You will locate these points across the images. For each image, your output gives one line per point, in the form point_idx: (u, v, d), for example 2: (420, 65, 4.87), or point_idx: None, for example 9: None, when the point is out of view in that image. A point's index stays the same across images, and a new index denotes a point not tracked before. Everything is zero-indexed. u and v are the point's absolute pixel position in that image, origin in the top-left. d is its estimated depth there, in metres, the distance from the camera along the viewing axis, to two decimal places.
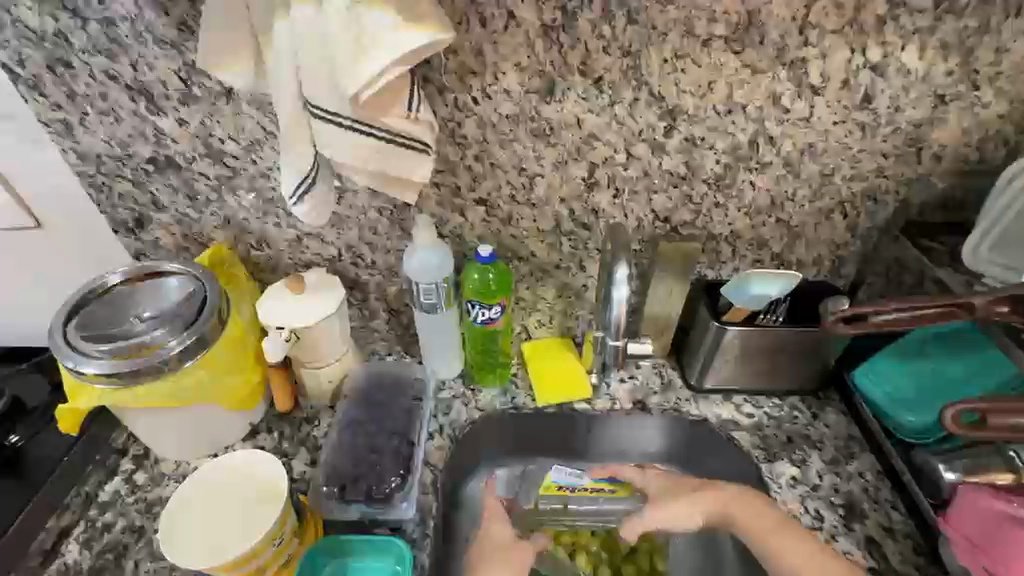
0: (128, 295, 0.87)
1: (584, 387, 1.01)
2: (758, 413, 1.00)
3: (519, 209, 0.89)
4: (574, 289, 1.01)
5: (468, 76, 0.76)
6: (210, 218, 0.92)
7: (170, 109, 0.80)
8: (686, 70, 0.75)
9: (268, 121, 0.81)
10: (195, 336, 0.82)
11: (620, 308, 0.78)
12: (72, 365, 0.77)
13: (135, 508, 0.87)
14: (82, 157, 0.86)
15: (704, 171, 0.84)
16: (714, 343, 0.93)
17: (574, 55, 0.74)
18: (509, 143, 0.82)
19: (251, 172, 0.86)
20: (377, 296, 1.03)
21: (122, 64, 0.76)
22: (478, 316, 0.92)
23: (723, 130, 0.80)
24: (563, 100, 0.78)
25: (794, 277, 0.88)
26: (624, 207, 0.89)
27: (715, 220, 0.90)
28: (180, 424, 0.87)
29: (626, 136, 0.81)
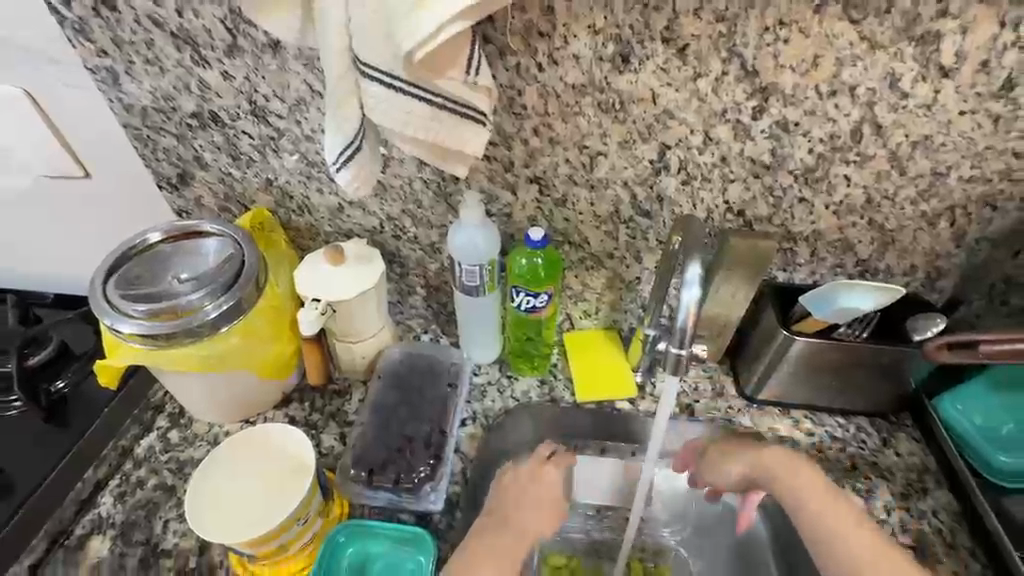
0: (166, 253, 0.85)
1: (629, 388, 0.95)
2: (819, 432, 0.91)
3: (576, 189, 0.82)
4: (626, 281, 0.94)
5: (534, 38, 0.67)
6: (252, 178, 0.89)
7: (214, 61, 0.75)
8: (789, 41, 0.64)
9: (315, 79, 0.75)
10: (231, 302, 0.80)
11: (689, 313, 0.66)
12: (111, 323, 0.77)
13: (168, 466, 0.87)
14: (127, 108, 0.83)
15: (793, 161, 0.74)
16: (779, 353, 0.85)
17: (658, 19, 0.64)
18: (572, 116, 0.73)
19: (296, 133, 0.82)
20: (417, 273, 0.99)
21: (167, 9, 0.71)
22: (523, 304, 0.85)
23: (823, 115, 0.69)
24: (638, 70, 0.68)
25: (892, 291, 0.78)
26: (693, 195, 0.80)
27: (797, 218, 0.80)
28: (214, 389, 0.86)
29: (706, 116, 0.71)
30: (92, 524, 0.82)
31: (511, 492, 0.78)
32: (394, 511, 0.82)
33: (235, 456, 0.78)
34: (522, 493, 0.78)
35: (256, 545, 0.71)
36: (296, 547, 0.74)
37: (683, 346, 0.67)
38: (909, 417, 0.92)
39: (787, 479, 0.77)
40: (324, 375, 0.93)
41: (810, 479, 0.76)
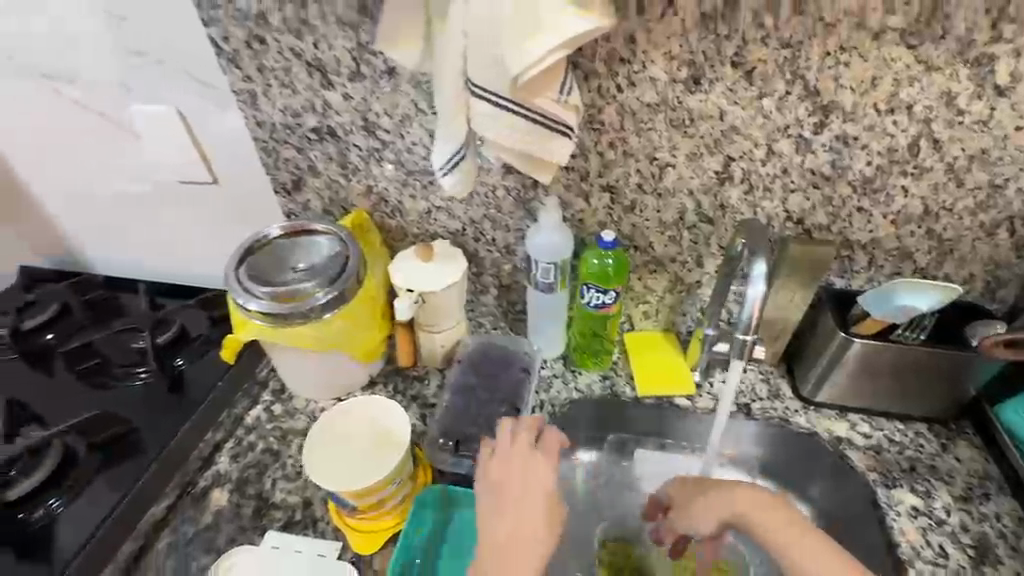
0: (284, 246, 0.98)
1: (687, 384, 1.02)
2: (876, 435, 0.94)
3: (644, 198, 0.90)
4: (687, 284, 1.01)
5: (616, 63, 0.76)
6: (356, 185, 1.02)
7: (338, 84, 0.89)
8: (850, 64, 0.71)
9: (423, 100, 0.88)
10: (337, 291, 0.92)
11: (752, 308, 0.70)
12: (241, 302, 0.90)
13: (273, 434, 0.99)
14: (259, 124, 0.97)
15: (851, 172, 0.80)
16: (836, 354, 0.89)
17: (729, 46, 0.72)
18: (645, 131, 0.83)
19: (398, 146, 0.95)
20: (491, 272, 1.09)
21: (306, 42, 0.85)
22: (592, 300, 0.94)
23: (882, 130, 0.75)
24: (708, 91, 0.77)
25: (951, 291, 0.81)
26: (755, 204, 0.87)
27: (855, 226, 0.86)
28: (316, 367, 0.98)
29: (769, 131, 0.79)
30: (212, 478, 0.95)
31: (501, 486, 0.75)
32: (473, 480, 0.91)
33: (334, 426, 0.88)
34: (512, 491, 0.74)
35: (360, 496, 0.80)
36: (390, 505, 0.84)
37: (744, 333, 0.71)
38: (970, 424, 0.94)
39: (763, 521, 0.77)
40: (415, 359, 1.05)
41: (786, 522, 0.76)
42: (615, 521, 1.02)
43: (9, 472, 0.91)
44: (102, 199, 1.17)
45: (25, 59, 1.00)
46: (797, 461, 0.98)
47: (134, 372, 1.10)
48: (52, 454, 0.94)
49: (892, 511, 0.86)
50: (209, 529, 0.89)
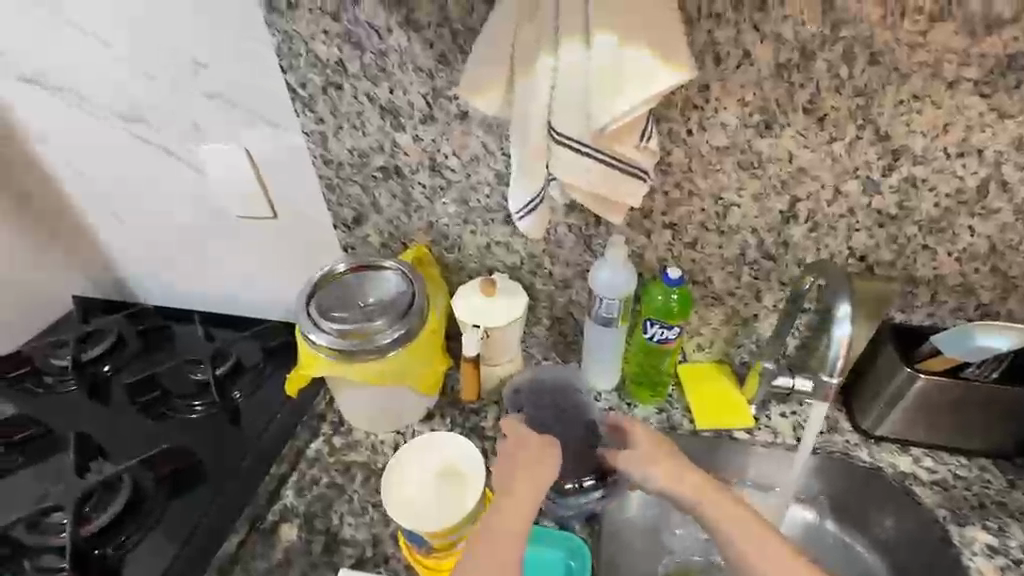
0: (349, 283, 1.00)
1: (745, 417, 1.02)
2: (941, 469, 0.94)
3: (706, 235, 0.92)
4: (743, 317, 1.01)
5: (688, 109, 0.79)
6: (417, 222, 1.04)
7: (410, 126, 0.92)
8: (923, 112, 0.73)
9: (493, 142, 0.91)
10: (404, 329, 0.93)
11: (840, 345, 0.73)
12: (311, 336, 0.92)
13: (336, 467, 1.00)
14: (327, 163, 1.00)
15: (918, 213, 0.82)
16: (902, 389, 0.90)
17: (803, 94, 0.75)
18: (713, 172, 0.85)
19: (463, 184, 0.97)
20: (546, 305, 1.10)
21: (382, 88, 0.89)
22: (654, 335, 0.96)
23: (951, 173, 0.77)
24: (779, 135, 0.79)
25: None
26: (819, 241, 0.88)
27: (919, 263, 0.87)
28: (377, 400, 0.99)
29: (838, 173, 0.81)
30: (280, 512, 0.95)
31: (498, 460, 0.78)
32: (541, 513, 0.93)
33: (412, 461, 0.89)
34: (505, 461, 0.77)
35: (437, 536, 0.82)
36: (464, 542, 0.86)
37: (830, 375, 0.74)
38: None
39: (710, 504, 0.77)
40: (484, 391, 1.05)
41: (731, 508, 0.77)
42: (677, 559, 1.01)
43: (84, 507, 0.93)
44: (162, 233, 1.20)
45: (102, 102, 1.04)
46: (863, 498, 0.96)
47: (193, 404, 1.11)
48: (123, 489, 0.95)
49: (967, 550, 0.86)
50: (281, 565, 0.90)
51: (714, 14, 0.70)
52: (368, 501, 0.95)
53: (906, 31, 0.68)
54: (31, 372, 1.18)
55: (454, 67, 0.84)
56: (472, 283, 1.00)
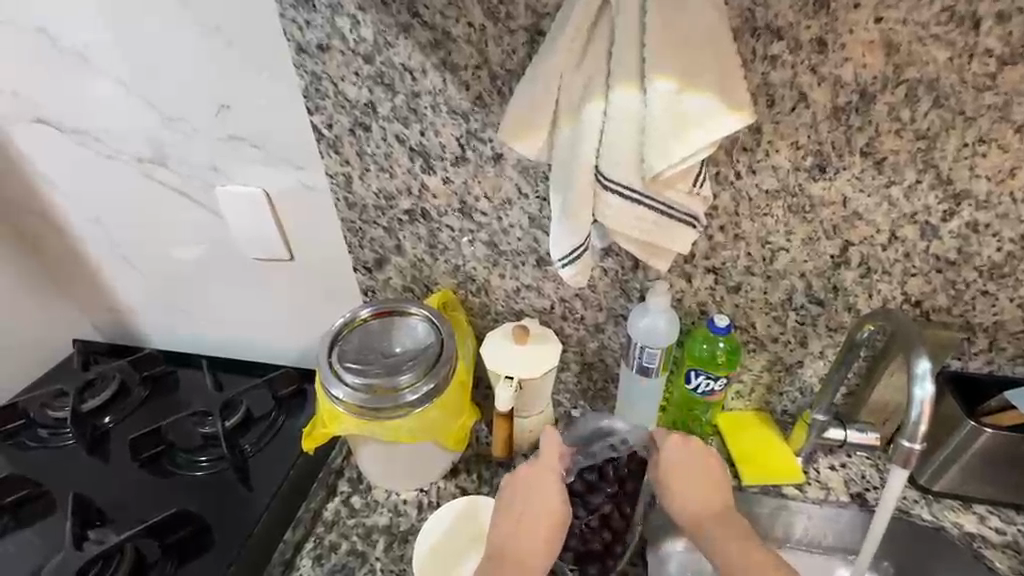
0: (373, 330, 0.95)
1: (795, 472, 0.95)
2: (1010, 529, 0.87)
3: (751, 279, 0.87)
4: (786, 364, 0.95)
5: (738, 151, 0.75)
6: (442, 265, 0.99)
7: (440, 168, 0.88)
8: (987, 155, 0.70)
9: (527, 184, 0.87)
10: (433, 383, 0.87)
11: (920, 406, 0.69)
12: (335, 393, 0.86)
13: (356, 532, 0.93)
14: (350, 205, 0.96)
15: (979, 258, 0.78)
16: (966, 444, 0.83)
17: (860, 137, 0.72)
18: (760, 217, 0.81)
19: (494, 227, 0.93)
20: (575, 350, 1.03)
21: (413, 129, 0.86)
22: (700, 387, 0.90)
23: (1015, 218, 0.74)
24: (833, 179, 0.75)
25: None
26: (871, 286, 0.83)
27: (978, 309, 0.82)
28: (402, 459, 0.92)
29: (895, 218, 0.77)
30: None
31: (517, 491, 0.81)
32: None
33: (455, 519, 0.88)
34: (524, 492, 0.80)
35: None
36: None
37: (914, 440, 0.69)
38: None
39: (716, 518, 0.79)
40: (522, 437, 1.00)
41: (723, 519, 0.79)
42: None
43: None
44: (172, 276, 1.15)
45: (117, 144, 1.00)
46: (924, 558, 0.90)
47: (198, 461, 1.03)
48: (125, 561, 0.89)
49: None
50: None
51: (769, 57, 0.68)
52: (392, 571, 0.88)
53: (973, 74, 0.66)
54: (27, 424, 1.11)
55: (490, 109, 0.81)
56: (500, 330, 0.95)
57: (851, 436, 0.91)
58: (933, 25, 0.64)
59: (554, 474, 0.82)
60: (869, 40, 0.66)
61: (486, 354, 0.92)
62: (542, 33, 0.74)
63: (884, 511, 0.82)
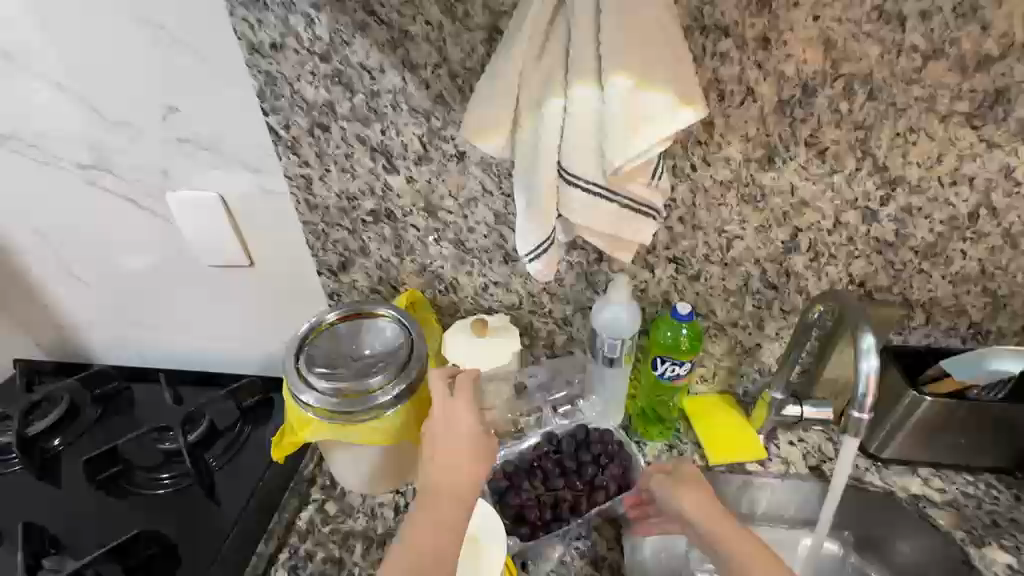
0: (342, 334, 0.93)
1: (758, 448, 0.99)
2: (951, 490, 0.94)
3: (710, 267, 0.91)
4: (746, 347, 0.99)
5: (692, 144, 0.79)
6: (408, 265, 0.98)
7: (403, 168, 0.88)
8: (918, 143, 0.76)
9: (491, 181, 0.88)
10: (406, 384, 0.86)
11: (867, 381, 0.74)
12: (304, 398, 0.84)
13: (332, 539, 0.92)
14: (311, 207, 0.94)
15: (914, 239, 0.84)
16: (909, 412, 0.90)
17: (804, 128, 0.76)
18: (716, 207, 0.84)
19: (459, 225, 0.93)
20: (544, 344, 1.04)
21: (373, 129, 0.85)
22: (665, 372, 0.93)
23: (944, 201, 0.80)
24: (781, 169, 0.79)
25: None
26: (820, 269, 0.88)
27: (915, 287, 0.88)
28: (376, 461, 0.91)
29: (838, 204, 0.82)
30: None
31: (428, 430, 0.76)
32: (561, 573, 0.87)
33: None
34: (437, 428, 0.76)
35: None
36: None
37: (863, 410, 0.75)
38: None
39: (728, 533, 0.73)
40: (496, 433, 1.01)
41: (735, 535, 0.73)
42: None
43: None
44: (124, 288, 1.09)
45: (57, 150, 0.94)
46: (871, 523, 0.97)
47: (160, 478, 0.99)
48: None
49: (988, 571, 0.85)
50: None
51: (718, 53, 0.71)
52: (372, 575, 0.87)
53: (902, 68, 0.71)
54: None
55: (452, 107, 0.82)
56: (448, 333, 0.94)
57: (806, 412, 0.95)
58: (865, 22, 0.69)
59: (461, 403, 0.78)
60: (809, 37, 0.70)
61: (461, 364, 0.92)
62: (501, 31, 0.75)
63: (841, 478, 0.87)
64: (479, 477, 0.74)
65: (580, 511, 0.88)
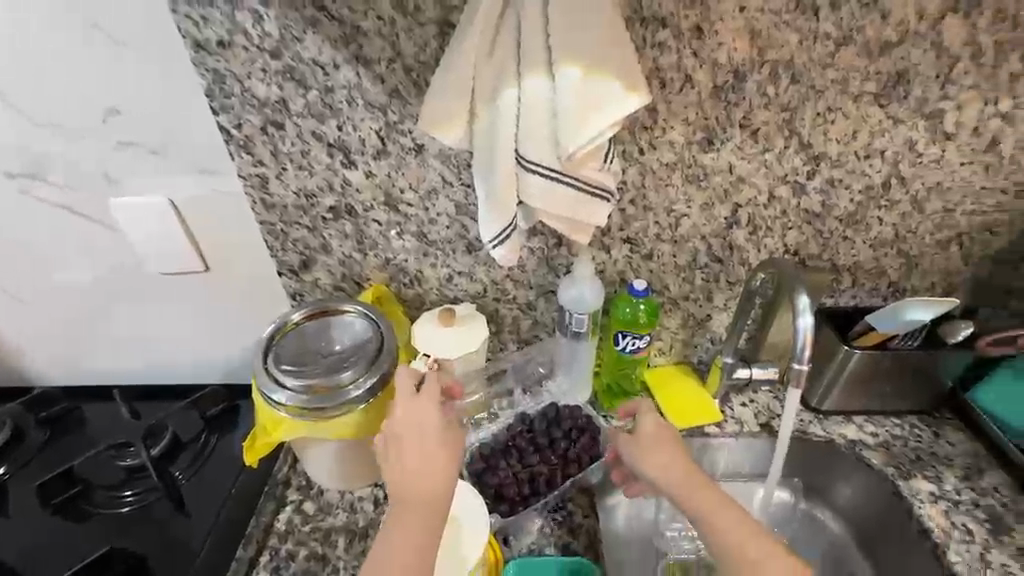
0: (309, 332, 0.93)
1: (714, 412, 1.07)
2: (882, 432, 1.04)
3: (661, 245, 0.97)
4: (698, 319, 1.06)
5: (639, 129, 0.84)
6: (372, 259, 0.99)
7: (362, 163, 0.89)
8: (836, 122, 0.84)
9: (450, 172, 0.90)
10: (378, 376, 0.87)
11: (804, 337, 0.82)
12: (276, 398, 0.85)
13: (313, 537, 0.92)
14: (268, 207, 0.93)
15: (837, 209, 0.93)
16: (843, 366, 0.99)
17: (738, 111, 0.83)
18: (664, 187, 0.90)
19: (421, 217, 0.95)
20: (511, 330, 1.08)
21: (329, 126, 0.85)
22: (627, 346, 0.99)
23: (861, 172, 0.89)
24: (720, 150, 0.86)
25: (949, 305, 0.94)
26: (759, 241, 0.96)
27: (841, 252, 0.98)
28: (353, 456, 0.92)
29: (771, 180, 0.89)
30: None
31: (394, 435, 0.76)
32: (541, 544, 0.91)
33: None
34: (404, 428, 0.76)
35: None
36: None
37: (800, 363, 0.82)
38: (948, 411, 1.07)
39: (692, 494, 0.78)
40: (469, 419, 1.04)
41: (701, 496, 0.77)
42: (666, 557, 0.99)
43: None
44: (68, 304, 1.04)
45: None
46: (814, 469, 1.08)
47: (123, 496, 0.96)
48: None
49: (916, 500, 0.95)
50: None
51: (657, 43, 0.77)
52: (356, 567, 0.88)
53: (818, 54, 0.79)
54: None
55: (408, 101, 0.83)
56: (416, 324, 0.97)
57: (755, 374, 1.03)
58: (785, 12, 0.76)
59: (426, 403, 0.78)
60: (736, 27, 0.76)
61: (434, 354, 0.95)
62: (452, 25, 0.77)
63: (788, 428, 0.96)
64: (450, 479, 0.74)
65: (553, 483, 0.92)
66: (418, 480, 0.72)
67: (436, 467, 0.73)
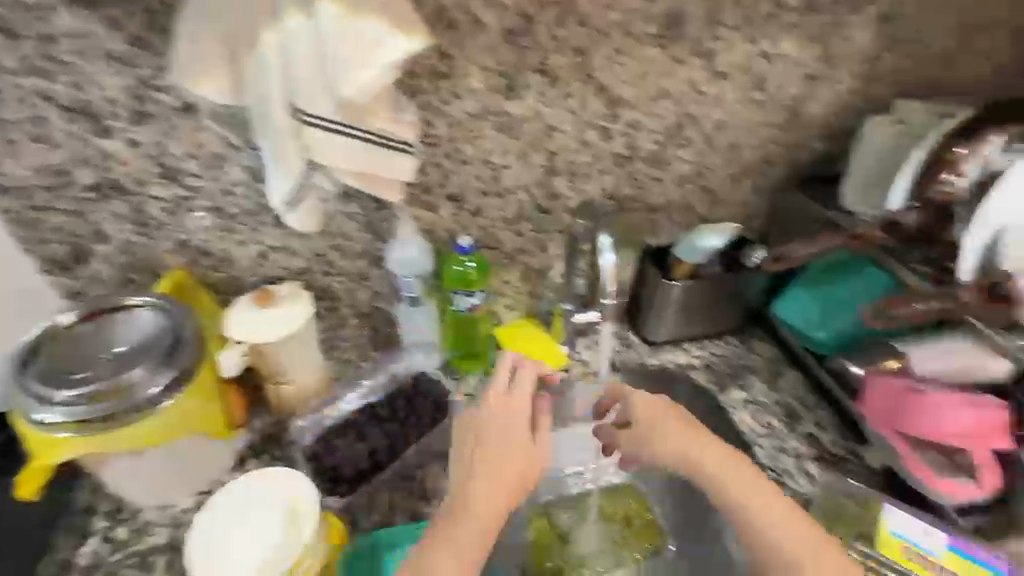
0: (85, 335, 0.81)
1: (562, 357, 1.08)
2: (705, 353, 1.15)
3: (485, 199, 0.96)
4: (538, 270, 1.08)
5: (437, 77, 0.82)
6: (163, 242, 0.86)
7: (119, 130, 0.77)
8: (626, 64, 0.87)
9: (234, 135, 0.80)
10: (173, 371, 0.77)
11: (608, 269, 0.88)
12: (43, 417, 0.72)
13: (127, 564, 0.81)
14: (10, 189, 0.78)
15: (642, 151, 0.98)
16: (665, 298, 1.06)
17: (532, 56, 0.83)
18: (476, 138, 0.88)
19: (211, 189, 0.84)
20: (349, 305, 1.01)
21: (65, 84, 0.72)
22: (463, 305, 0.97)
23: (655, 114, 0.94)
24: (523, 97, 0.86)
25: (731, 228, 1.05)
26: (578, 188, 0.99)
27: (653, 192, 1.03)
28: (163, 466, 0.84)
29: (578, 126, 0.91)
30: None
31: (479, 441, 0.67)
32: (389, 517, 0.88)
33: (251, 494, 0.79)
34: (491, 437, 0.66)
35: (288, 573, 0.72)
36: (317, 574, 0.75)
37: (608, 297, 0.90)
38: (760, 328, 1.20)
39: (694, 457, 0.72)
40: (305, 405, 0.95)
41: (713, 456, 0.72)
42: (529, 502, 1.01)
43: None
44: None
45: None
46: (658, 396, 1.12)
47: None
48: None
49: (732, 407, 1.07)
50: None
51: None
52: None
53: None
54: None
55: (161, 53, 0.72)
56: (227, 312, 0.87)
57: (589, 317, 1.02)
58: None
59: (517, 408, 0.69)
60: None
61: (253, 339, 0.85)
62: None
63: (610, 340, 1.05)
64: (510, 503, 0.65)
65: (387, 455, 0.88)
66: (485, 501, 0.63)
67: (511, 490, 0.65)
